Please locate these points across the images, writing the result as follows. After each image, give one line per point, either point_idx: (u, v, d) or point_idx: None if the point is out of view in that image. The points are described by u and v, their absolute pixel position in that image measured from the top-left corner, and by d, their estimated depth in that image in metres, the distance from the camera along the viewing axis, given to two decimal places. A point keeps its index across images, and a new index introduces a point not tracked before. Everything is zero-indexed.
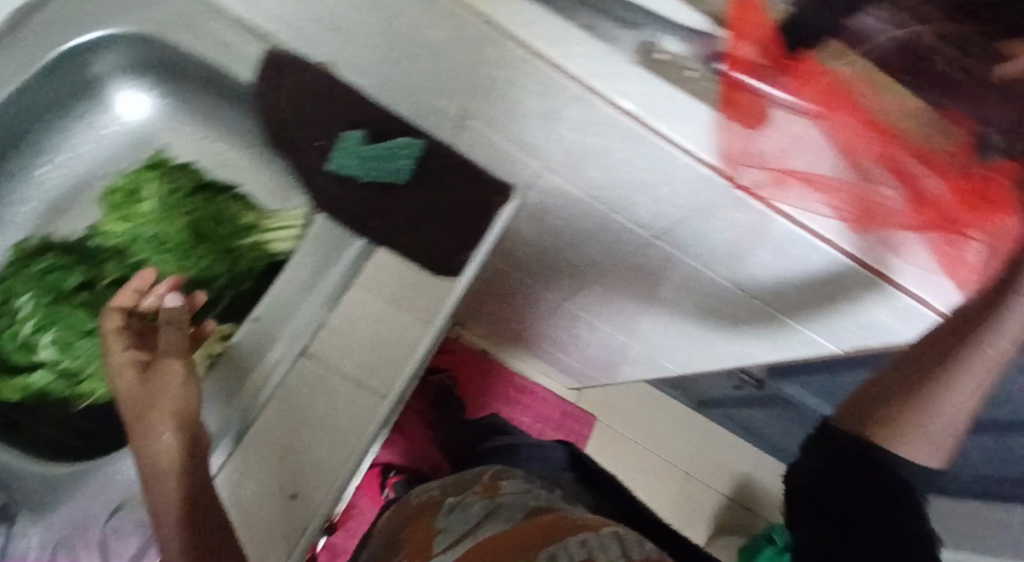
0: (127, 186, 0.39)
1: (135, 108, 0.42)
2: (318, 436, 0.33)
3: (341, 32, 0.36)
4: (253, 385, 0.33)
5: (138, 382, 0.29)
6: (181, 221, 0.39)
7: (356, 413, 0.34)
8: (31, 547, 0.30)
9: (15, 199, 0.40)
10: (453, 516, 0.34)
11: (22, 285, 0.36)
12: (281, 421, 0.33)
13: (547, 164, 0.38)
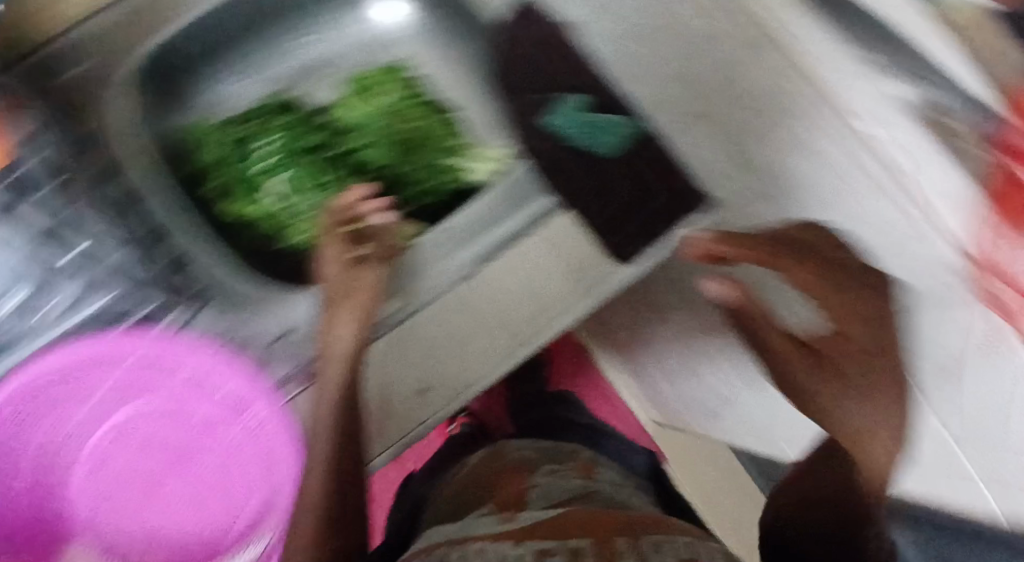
0: (369, 80, 0.56)
1: (386, 16, 0.61)
2: (466, 351, 0.43)
3: (619, 13, 0.48)
4: (433, 285, 0.44)
5: (339, 272, 0.44)
6: (422, 123, 0.55)
7: (498, 344, 0.44)
8: (202, 328, 0.42)
9: (263, 64, 0.59)
10: (546, 480, 0.51)
11: (256, 132, 0.53)
12: (439, 328, 0.43)
13: (768, 183, 0.46)
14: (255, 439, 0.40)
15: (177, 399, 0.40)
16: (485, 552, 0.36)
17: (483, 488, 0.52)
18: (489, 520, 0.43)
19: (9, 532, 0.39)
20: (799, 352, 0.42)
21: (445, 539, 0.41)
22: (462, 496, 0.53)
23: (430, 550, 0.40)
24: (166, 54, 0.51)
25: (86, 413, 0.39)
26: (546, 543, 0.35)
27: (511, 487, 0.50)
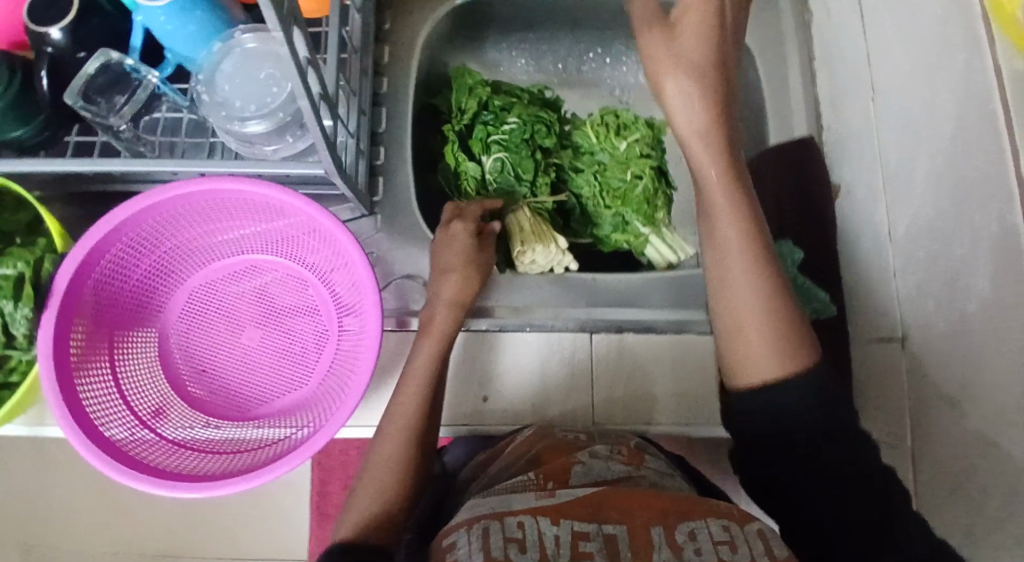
0: (606, 128, 0.68)
1: None
2: (570, 397, 0.63)
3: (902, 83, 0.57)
4: (573, 336, 0.63)
5: (461, 238, 0.57)
6: (634, 186, 0.66)
7: (562, 407, 0.62)
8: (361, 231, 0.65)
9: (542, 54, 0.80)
10: (591, 460, 0.47)
11: (513, 130, 0.66)
12: (563, 372, 0.63)
13: (908, 244, 0.57)
14: (341, 319, 0.64)
15: (308, 285, 0.66)
16: (530, 530, 0.36)
17: (529, 459, 0.48)
18: (526, 494, 0.41)
19: (110, 297, 0.60)
20: (740, 207, 0.47)
21: (477, 511, 0.39)
22: (514, 464, 0.48)
23: (467, 522, 0.38)
24: (457, 74, 0.69)
25: (272, 274, 0.66)
26: (584, 526, 0.36)
27: (558, 458, 0.47)
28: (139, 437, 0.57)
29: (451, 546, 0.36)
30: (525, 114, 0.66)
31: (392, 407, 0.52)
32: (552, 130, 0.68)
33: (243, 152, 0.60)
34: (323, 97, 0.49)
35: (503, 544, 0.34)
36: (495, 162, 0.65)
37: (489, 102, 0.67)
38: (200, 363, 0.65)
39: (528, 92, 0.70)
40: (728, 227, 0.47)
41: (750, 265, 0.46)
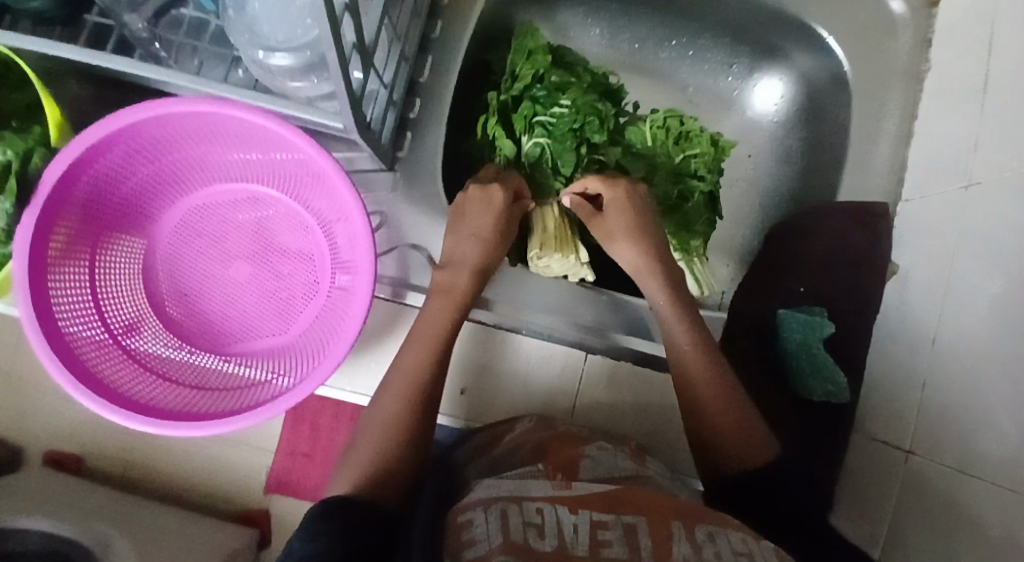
0: (659, 136, 0.71)
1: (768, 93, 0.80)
2: (549, 390, 0.67)
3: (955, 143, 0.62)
4: (565, 344, 0.67)
5: (465, 229, 0.61)
6: (672, 201, 0.71)
7: (540, 397, 0.67)
8: (373, 181, 0.66)
9: (612, 27, 0.80)
10: (597, 454, 0.55)
11: (558, 119, 0.66)
12: (550, 366, 0.67)
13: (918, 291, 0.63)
14: (335, 274, 0.63)
15: (310, 228, 0.64)
16: (548, 516, 0.41)
17: (538, 448, 0.56)
18: (541, 483, 0.48)
19: (103, 200, 0.59)
20: (691, 330, 0.59)
21: (494, 494, 0.45)
22: (517, 452, 0.56)
23: (485, 503, 0.44)
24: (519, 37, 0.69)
25: (277, 208, 0.65)
26: (602, 516, 0.43)
27: (567, 451, 0.54)
28: (108, 352, 0.58)
29: (469, 522, 0.42)
30: (580, 100, 0.67)
31: (390, 376, 0.56)
32: (604, 124, 0.68)
33: (262, 79, 0.56)
34: (359, 51, 0.48)
35: (524, 522, 0.40)
36: (534, 146, 0.68)
37: (546, 79, 0.69)
38: (182, 285, 0.64)
39: (589, 75, 0.72)
40: (684, 340, 0.58)
41: (691, 345, 0.58)
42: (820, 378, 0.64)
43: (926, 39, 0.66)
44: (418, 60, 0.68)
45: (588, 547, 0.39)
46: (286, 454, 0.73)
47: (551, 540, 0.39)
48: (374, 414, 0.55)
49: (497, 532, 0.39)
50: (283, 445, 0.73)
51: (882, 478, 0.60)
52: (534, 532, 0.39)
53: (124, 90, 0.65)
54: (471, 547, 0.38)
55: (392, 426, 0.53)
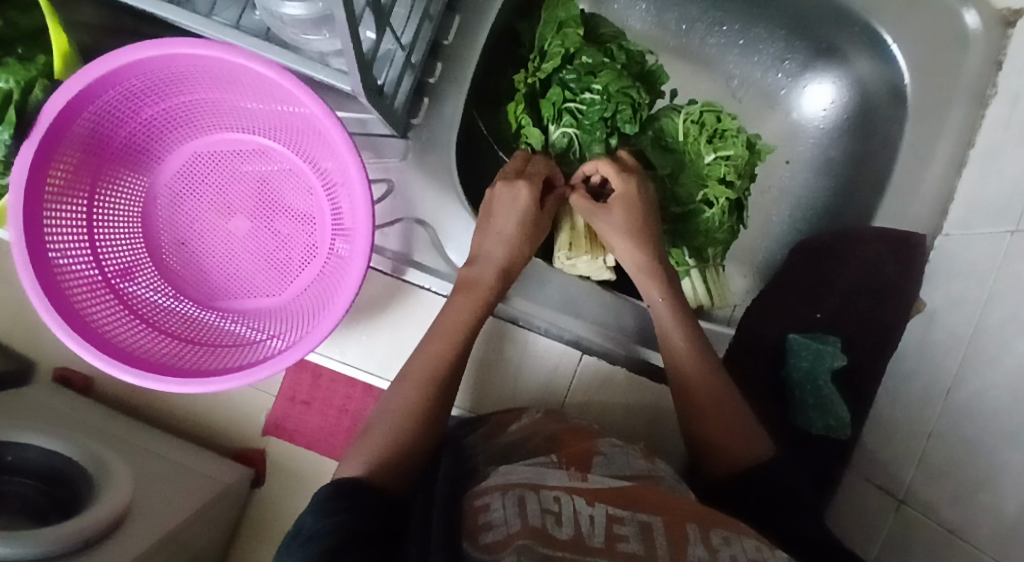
0: (695, 133, 0.66)
1: (816, 94, 0.74)
2: (545, 382, 0.65)
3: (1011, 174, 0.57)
4: (575, 342, 0.65)
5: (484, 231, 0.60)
6: (693, 206, 0.67)
7: (536, 388, 0.65)
8: (384, 148, 0.64)
9: (655, 7, 0.75)
10: (613, 451, 0.53)
11: (590, 107, 0.63)
12: (553, 358, 0.65)
13: (945, 322, 0.60)
14: (335, 241, 0.62)
15: (314, 191, 0.62)
16: (566, 507, 0.41)
17: (550, 439, 0.53)
18: (558, 472, 0.47)
19: (105, 138, 0.57)
20: (685, 330, 0.59)
21: (512, 480, 0.45)
22: (525, 440, 0.54)
23: (502, 489, 0.44)
24: (556, 8, 0.65)
25: (282, 166, 0.63)
26: (619, 513, 0.42)
27: (581, 444, 0.52)
28: (100, 296, 0.58)
29: (487, 507, 0.42)
30: (613, 86, 0.62)
31: (412, 362, 0.56)
32: (637, 113, 0.64)
33: (272, 28, 0.53)
34: (374, 11, 0.44)
35: (542, 509, 0.40)
36: (562, 136, 0.65)
37: (577, 59, 0.63)
38: (180, 234, 0.64)
39: (624, 54, 0.66)
40: (678, 339, 0.59)
41: (687, 342, 0.58)
42: (822, 412, 0.63)
43: (994, 62, 0.61)
44: (445, 20, 0.64)
45: (604, 541, 0.38)
46: (286, 400, 0.70)
47: (568, 529, 0.38)
48: (392, 401, 0.53)
49: (515, 518, 0.39)
50: (283, 391, 0.70)
51: (873, 522, 0.58)
52: (552, 519, 0.39)
53: (140, 22, 0.63)
54: (488, 531, 0.39)
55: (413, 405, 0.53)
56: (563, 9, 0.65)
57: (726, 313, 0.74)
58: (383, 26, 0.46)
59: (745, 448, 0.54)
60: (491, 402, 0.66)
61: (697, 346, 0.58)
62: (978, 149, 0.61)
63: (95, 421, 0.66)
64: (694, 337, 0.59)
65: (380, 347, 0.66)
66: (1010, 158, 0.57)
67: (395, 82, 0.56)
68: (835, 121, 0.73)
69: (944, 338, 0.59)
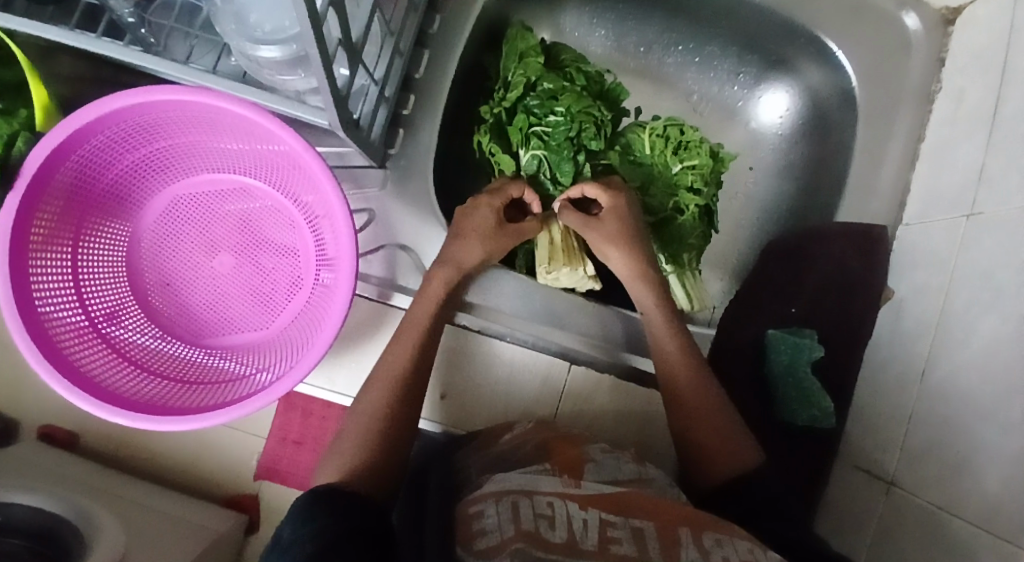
0: (662, 144, 0.69)
1: (770, 103, 0.78)
2: (532, 394, 0.66)
3: (956, 164, 0.60)
4: (547, 348, 0.66)
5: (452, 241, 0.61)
6: (665, 213, 0.70)
7: (526, 402, 0.66)
8: (362, 180, 0.66)
9: (613, 32, 0.79)
10: (605, 457, 0.54)
11: (556, 130, 0.65)
12: (533, 368, 0.66)
13: (911, 308, 0.62)
14: (320, 271, 0.63)
15: (297, 224, 0.64)
16: (558, 511, 0.42)
17: (540, 447, 0.54)
18: (551, 479, 0.47)
19: (89, 186, 0.58)
20: (677, 337, 0.61)
21: (505, 486, 0.45)
22: (517, 450, 0.54)
23: (495, 496, 0.44)
24: (513, 38, 0.68)
25: (264, 203, 0.64)
26: (611, 517, 0.42)
27: (571, 451, 0.53)
28: (88, 342, 0.58)
29: (480, 513, 0.42)
30: (574, 106, 0.65)
31: (378, 366, 0.57)
32: (601, 130, 0.67)
33: (250, 71, 0.55)
34: (346, 49, 0.47)
35: (535, 514, 0.41)
36: (531, 159, 0.67)
37: (539, 85, 0.66)
38: (166, 275, 0.64)
39: (582, 76, 0.69)
40: (670, 346, 0.61)
41: (680, 350, 0.60)
42: (805, 403, 0.64)
43: (938, 60, 0.65)
44: (414, 56, 0.66)
45: (597, 544, 0.39)
46: (276, 442, 0.70)
47: (561, 532, 0.39)
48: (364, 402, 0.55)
49: (507, 523, 0.40)
50: (274, 430, 0.70)
51: (866, 508, 0.59)
52: (545, 523, 0.40)
53: (118, 73, 0.64)
54: (482, 537, 0.39)
55: (387, 398, 0.55)
56: (517, 39, 0.68)
57: (706, 316, 0.76)
58: (355, 63, 0.48)
59: (732, 447, 0.56)
60: (483, 417, 0.66)
61: (692, 353, 0.60)
62: (929, 143, 0.64)
63: (86, 481, 0.64)
64: (689, 347, 0.61)
65: (369, 372, 0.66)
66: (957, 150, 0.60)
67: (370, 115, 0.58)
68: (792, 127, 0.77)
69: (912, 323, 0.61)
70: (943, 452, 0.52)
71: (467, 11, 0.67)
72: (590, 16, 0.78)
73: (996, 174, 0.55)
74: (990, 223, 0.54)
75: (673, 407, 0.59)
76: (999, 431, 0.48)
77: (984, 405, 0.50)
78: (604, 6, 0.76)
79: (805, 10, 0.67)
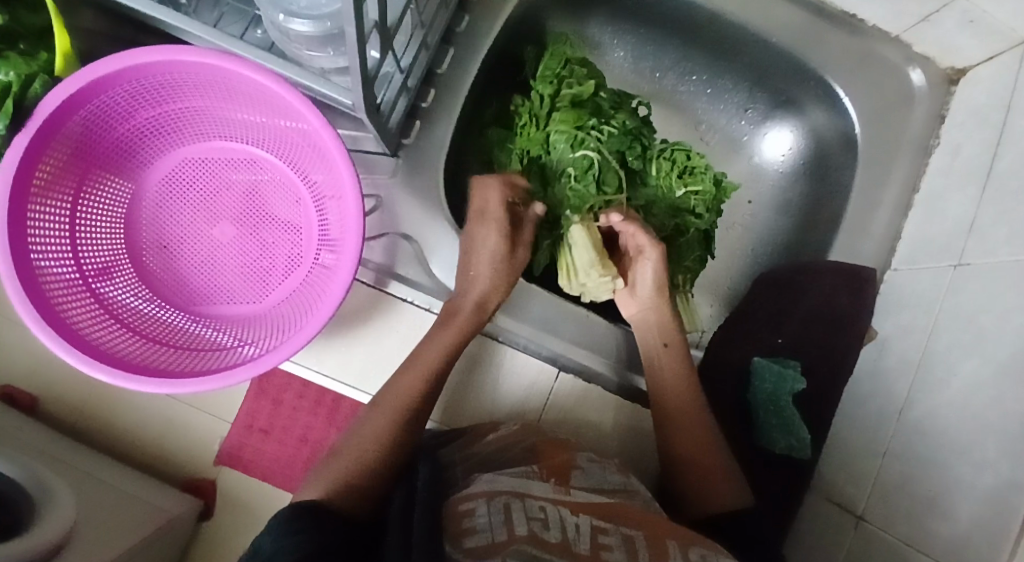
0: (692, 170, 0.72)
1: (772, 139, 0.81)
2: (519, 394, 0.66)
3: (946, 217, 0.63)
4: (537, 352, 0.67)
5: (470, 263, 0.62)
6: (671, 233, 0.72)
7: (512, 403, 0.66)
8: (373, 165, 0.67)
9: (632, 54, 0.81)
10: (592, 466, 0.54)
11: (610, 139, 0.67)
12: (522, 369, 0.67)
13: (893, 348, 0.64)
14: (321, 251, 0.63)
15: (304, 201, 0.64)
16: (552, 515, 0.42)
17: (529, 451, 0.54)
18: (543, 484, 0.47)
19: (98, 138, 0.58)
20: (679, 369, 0.63)
21: (497, 487, 0.45)
22: (505, 452, 0.54)
23: (488, 495, 0.44)
24: (558, 40, 0.72)
25: (273, 177, 0.64)
26: (603, 524, 0.43)
27: (560, 457, 0.53)
28: (77, 294, 0.57)
29: (471, 511, 0.42)
30: (628, 124, 0.68)
31: (386, 389, 0.57)
32: (645, 152, 0.70)
33: (279, 44, 0.56)
34: (381, 32, 0.47)
35: (529, 516, 0.41)
36: (584, 158, 0.65)
37: (597, 93, 0.70)
38: (163, 238, 0.64)
39: (627, 98, 0.73)
40: (672, 377, 0.63)
41: (684, 386, 0.62)
42: (785, 431, 0.66)
43: (938, 117, 0.69)
44: (439, 52, 0.68)
45: (589, 548, 0.39)
46: (243, 428, 0.67)
47: (555, 533, 0.40)
48: (369, 419, 0.56)
49: (500, 525, 0.40)
50: (242, 417, 0.68)
51: (834, 541, 0.60)
52: (539, 524, 0.40)
53: (141, 31, 0.64)
54: (472, 535, 0.39)
55: (389, 419, 0.55)
56: (566, 45, 0.71)
57: (694, 337, 0.78)
58: (387, 48, 0.49)
59: (720, 486, 0.59)
60: (455, 411, 0.66)
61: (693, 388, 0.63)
62: (923, 194, 0.68)
63: (49, 441, 0.62)
64: (691, 380, 0.63)
65: (358, 358, 0.66)
66: (949, 204, 0.63)
67: (392, 102, 0.58)
68: (793, 165, 0.79)
69: (893, 363, 0.63)
70: (917, 492, 0.54)
71: (496, 16, 0.69)
72: (611, 37, 0.80)
73: (986, 229, 0.57)
74: (977, 275, 0.56)
75: (662, 430, 0.61)
76: (971, 472, 0.49)
77: (958, 448, 0.51)
78: (627, 29, 0.79)
79: (820, 55, 0.70)
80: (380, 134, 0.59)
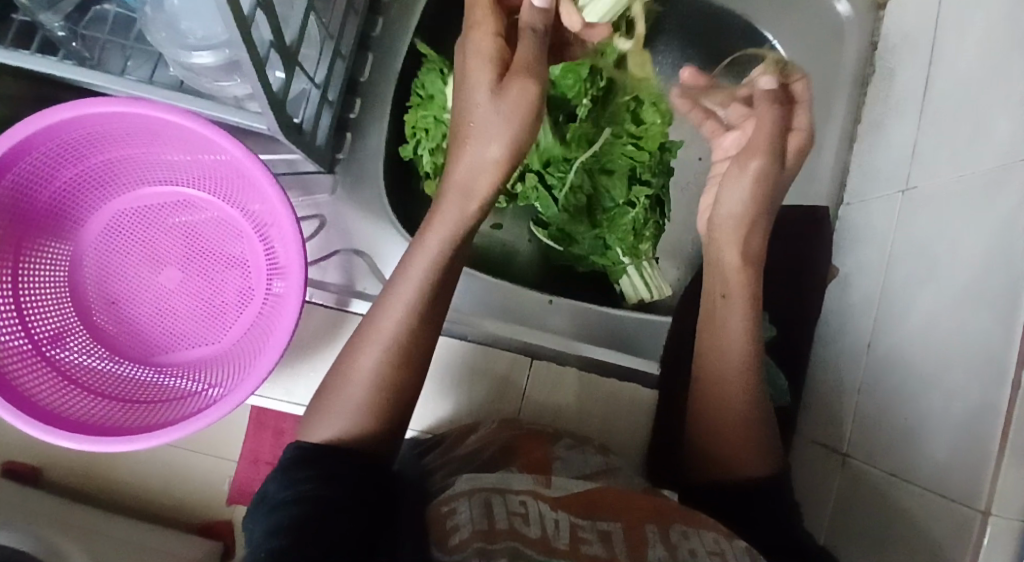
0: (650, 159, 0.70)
1: None
2: (502, 389, 0.67)
3: (889, 144, 0.63)
4: (519, 345, 0.67)
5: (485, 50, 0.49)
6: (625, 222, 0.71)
7: (495, 399, 0.67)
8: (314, 186, 0.66)
9: None
10: (573, 452, 0.54)
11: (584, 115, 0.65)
12: (501, 363, 0.67)
13: (855, 283, 0.64)
14: (271, 280, 0.62)
15: (246, 234, 0.63)
16: (531, 509, 0.41)
17: (506, 446, 0.54)
18: (525, 478, 0.47)
19: (26, 206, 0.57)
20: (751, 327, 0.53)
21: (478, 484, 0.45)
22: (482, 451, 0.53)
23: (468, 494, 0.43)
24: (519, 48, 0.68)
25: (211, 215, 0.64)
26: (581, 520, 0.41)
27: (537, 450, 0.53)
28: (32, 364, 0.56)
29: (453, 511, 0.41)
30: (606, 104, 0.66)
31: (375, 313, 0.49)
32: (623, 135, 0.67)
33: (187, 80, 0.55)
34: (280, 53, 0.46)
35: (508, 512, 0.40)
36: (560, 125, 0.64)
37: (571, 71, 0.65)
38: (110, 293, 0.63)
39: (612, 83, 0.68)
40: (737, 328, 0.54)
41: (744, 332, 0.54)
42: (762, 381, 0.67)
43: (871, 44, 0.68)
44: (359, 60, 0.67)
45: (568, 543, 0.38)
46: (248, 464, 0.67)
47: (535, 529, 0.39)
48: (363, 351, 0.48)
49: (481, 519, 0.39)
50: (244, 453, 0.67)
51: (825, 481, 0.61)
52: (518, 520, 0.40)
53: (58, 89, 0.63)
54: (455, 534, 0.39)
55: (386, 354, 0.48)
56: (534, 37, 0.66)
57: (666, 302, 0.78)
58: (291, 66, 0.48)
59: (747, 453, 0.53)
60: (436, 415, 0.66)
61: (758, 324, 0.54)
62: (865, 125, 0.67)
63: (45, 502, 0.61)
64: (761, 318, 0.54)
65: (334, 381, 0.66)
66: (891, 130, 0.63)
67: (313, 119, 0.57)
68: None
69: (858, 296, 0.63)
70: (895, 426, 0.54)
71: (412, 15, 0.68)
72: None
73: (928, 152, 0.57)
74: (925, 198, 0.56)
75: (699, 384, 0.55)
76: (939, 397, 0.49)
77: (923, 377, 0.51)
78: None
79: None
80: (306, 153, 0.57)
